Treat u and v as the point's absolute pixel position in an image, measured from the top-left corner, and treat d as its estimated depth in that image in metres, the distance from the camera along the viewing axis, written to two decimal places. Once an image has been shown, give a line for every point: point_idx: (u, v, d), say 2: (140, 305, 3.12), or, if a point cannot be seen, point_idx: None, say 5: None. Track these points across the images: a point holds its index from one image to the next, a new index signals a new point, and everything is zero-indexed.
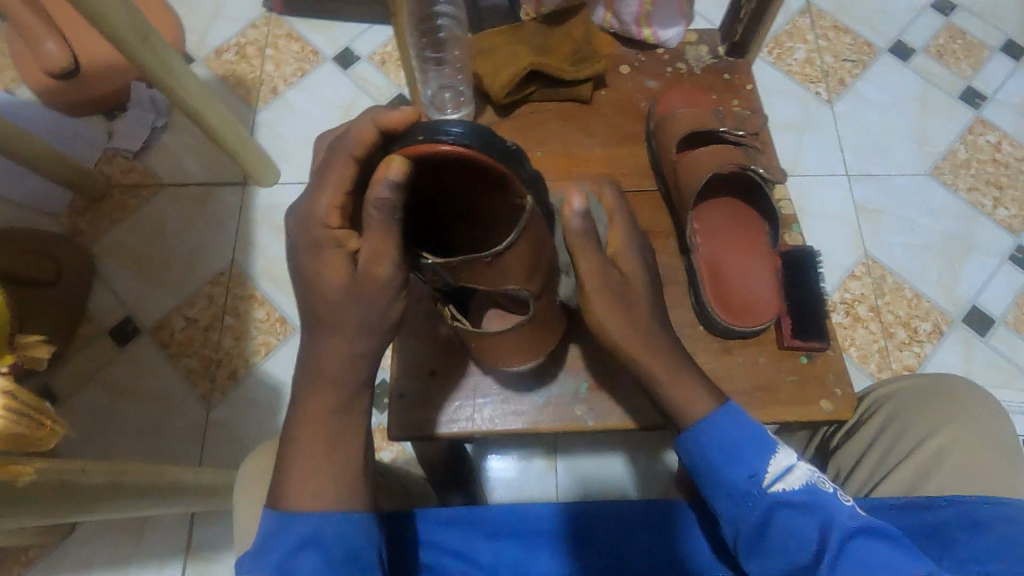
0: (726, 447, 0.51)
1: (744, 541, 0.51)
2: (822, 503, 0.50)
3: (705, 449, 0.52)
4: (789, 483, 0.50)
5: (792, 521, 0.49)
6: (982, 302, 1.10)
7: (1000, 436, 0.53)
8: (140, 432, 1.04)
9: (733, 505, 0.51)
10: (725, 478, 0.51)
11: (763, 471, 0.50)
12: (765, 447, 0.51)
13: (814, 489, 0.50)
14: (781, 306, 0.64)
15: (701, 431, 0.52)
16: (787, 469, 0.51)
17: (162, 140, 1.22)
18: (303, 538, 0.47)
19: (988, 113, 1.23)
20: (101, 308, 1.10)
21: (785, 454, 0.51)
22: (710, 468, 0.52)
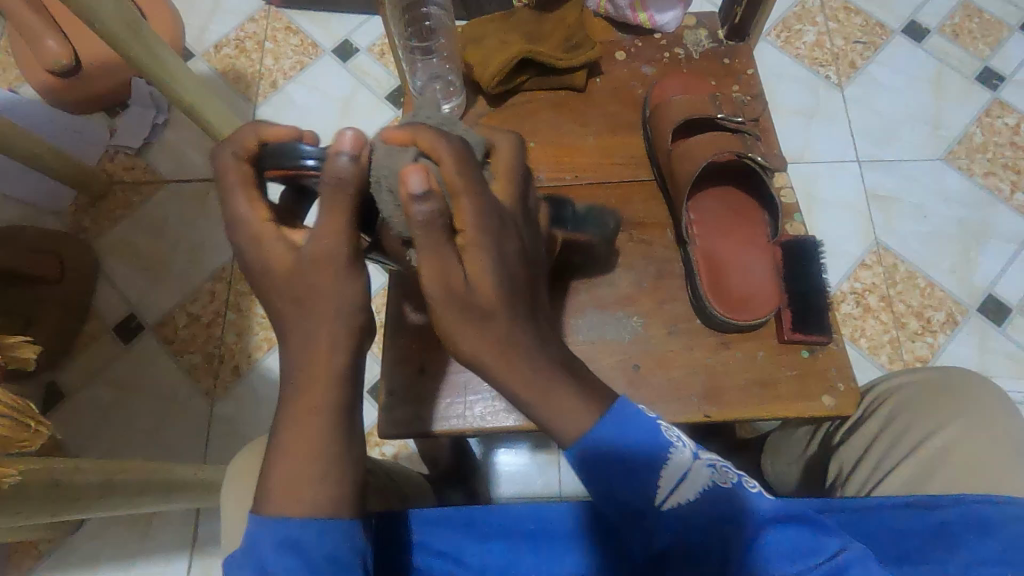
0: (619, 442, 0.45)
1: (654, 545, 0.47)
2: (731, 505, 0.46)
3: (608, 454, 0.44)
4: (693, 484, 0.45)
5: (705, 525, 0.45)
6: (998, 290, 1.06)
7: (1010, 432, 0.51)
8: (144, 428, 1.04)
9: (641, 518, 0.46)
10: (629, 489, 0.45)
11: (666, 469, 0.45)
12: (660, 452, 0.45)
13: (715, 487, 0.46)
14: (780, 298, 0.62)
15: (595, 443, 0.44)
16: (686, 470, 0.46)
17: (163, 137, 1.22)
18: (282, 544, 0.42)
19: (1007, 95, 1.19)
20: (105, 305, 1.11)
21: (684, 451, 0.46)
22: (614, 479, 0.45)
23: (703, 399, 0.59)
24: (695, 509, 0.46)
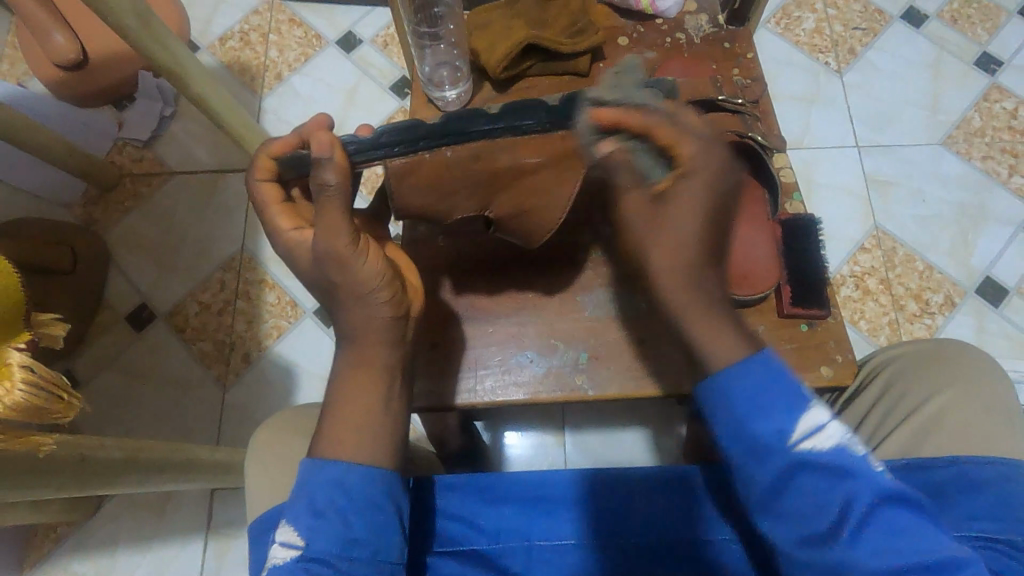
0: (753, 389, 0.47)
1: (759, 497, 0.47)
2: (854, 468, 0.45)
3: (731, 397, 0.48)
4: (818, 441, 0.46)
5: (826, 488, 0.45)
6: (996, 272, 1.08)
7: (1000, 399, 0.53)
8: (158, 414, 1.07)
9: (751, 459, 0.47)
10: (762, 433, 0.47)
11: (792, 428, 0.46)
12: (799, 401, 0.47)
13: (846, 452, 0.46)
14: (780, 273, 0.63)
15: (734, 376, 0.48)
16: (821, 426, 0.46)
17: (170, 129, 1.24)
18: (333, 481, 0.47)
19: (1005, 79, 1.20)
20: (117, 295, 1.13)
21: (819, 413, 0.47)
22: (737, 420, 0.47)
23: None
24: (816, 471, 0.46)
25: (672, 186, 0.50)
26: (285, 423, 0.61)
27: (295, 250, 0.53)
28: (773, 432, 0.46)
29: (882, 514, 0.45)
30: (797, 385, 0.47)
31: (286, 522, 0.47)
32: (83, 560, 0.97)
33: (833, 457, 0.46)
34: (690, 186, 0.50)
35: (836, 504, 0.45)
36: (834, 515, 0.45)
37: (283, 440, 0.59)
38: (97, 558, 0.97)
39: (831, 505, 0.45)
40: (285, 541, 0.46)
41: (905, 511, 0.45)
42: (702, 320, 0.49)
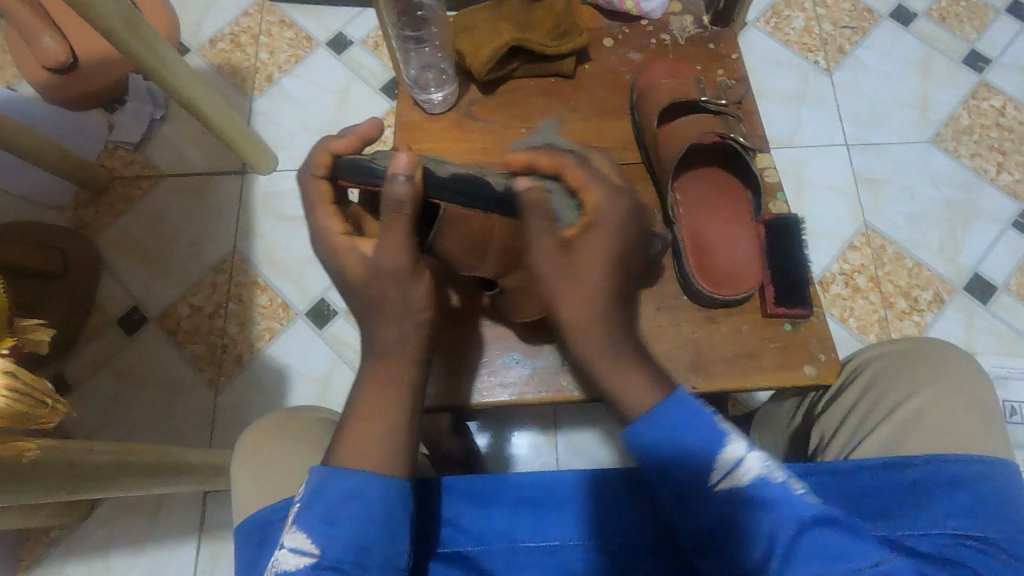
0: (670, 431, 0.49)
1: (697, 533, 0.48)
2: (776, 498, 0.46)
3: (648, 440, 0.50)
4: (738, 475, 0.47)
5: (756, 520, 0.46)
6: (985, 269, 1.08)
7: (978, 396, 0.53)
8: (151, 417, 1.07)
9: (683, 498, 0.49)
10: (678, 470, 0.49)
11: (710, 464, 0.48)
12: (713, 437, 0.48)
13: (766, 483, 0.46)
14: (763, 273, 0.64)
15: (647, 422, 0.50)
16: (738, 460, 0.47)
17: (161, 132, 1.24)
18: (348, 492, 0.48)
19: (993, 76, 1.20)
20: (109, 298, 1.13)
21: (735, 445, 0.48)
22: (664, 462, 0.49)
23: (692, 372, 0.62)
24: (740, 504, 0.47)
25: (579, 235, 0.51)
26: (274, 426, 0.61)
27: (343, 254, 0.51)
28: (694, 465, 0.48)
29: (811, 538, 0.45)
30: (709, 420, 0.49)
31: (296, 528, 0.47)
32: (76, 564, 0.97)
33: (750, 492, 0.47)
34: (596, 233, 0.51)
35: (767, 536, 0.46)
36: (763, 547, 0.46)
37: (272, 443, 0.59)
38: (91, 561, 0.97)
39: (764, 535, 0.46)
40: (296, 548, 0.46)
41: (833, 534, 0.45)
42: (611, 354, 0.52)
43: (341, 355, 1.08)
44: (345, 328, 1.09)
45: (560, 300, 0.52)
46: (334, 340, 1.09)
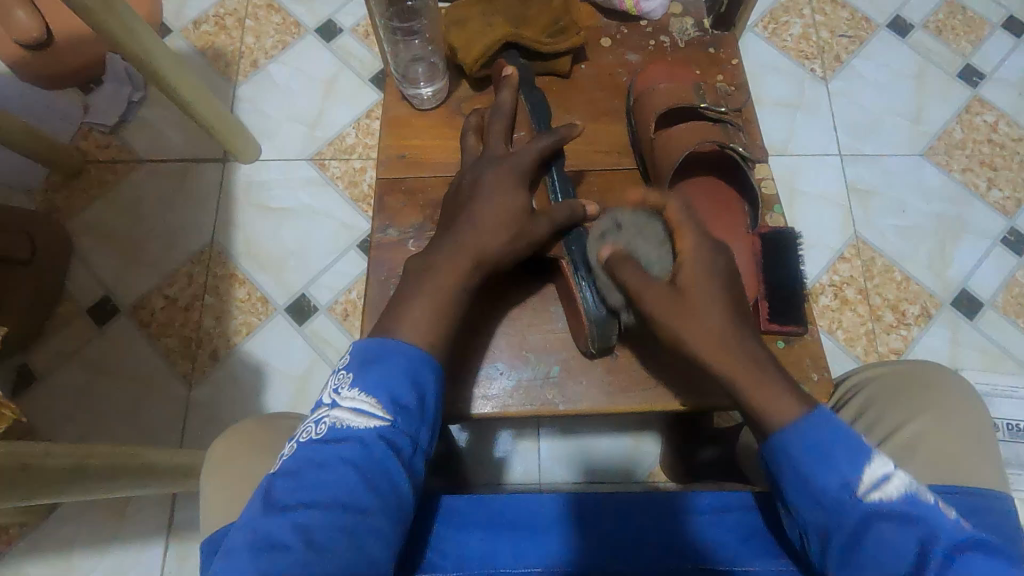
0: (821, 448, 0.47)
1: (833, 551, 0.46)
2: (918, 515, 0.44)
3: (797, 453, 0.47)
4: (887, 493, 0.45)
5: (890, 534, 0.44)
6: (972, 285, 1.08)
7: (975, 425, 0.52)
8: (119, 411, 1.03)
9: (821, 512, 0.46)
10: (834, 491, 0.46)
11: (857, 479, 0.45)
12: (862, 452, 0.46)
13: (915, 501, 0.44)
14: (758, 289, 0.62)
15: (795, 431, 0.48)
16: (884, 477, 0.45)
17: (139, 115, 1.19)
18: (408, 367, 0.49)
19: (987, 92, 1.20)
20: (79, 287, 1.09)
21: (882, 462, 0.46)
22: (805, 475, 0.47)
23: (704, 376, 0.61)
24: (885, 520, 0.44)
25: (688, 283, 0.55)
26: (249, 434, 0.58)
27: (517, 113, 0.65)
28: (837, 484, 0.46)
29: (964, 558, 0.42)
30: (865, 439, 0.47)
31: (357, 390, 0.48)
32: (37, 562, 0.93)
33: (901, 506, 0.44)
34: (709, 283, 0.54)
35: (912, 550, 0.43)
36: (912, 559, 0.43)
37: (244, 450, 0.57)
38: (53, 561, 0.93)
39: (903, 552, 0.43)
40: (359, 408, 0.47)
41: (983, 558, 0.42)
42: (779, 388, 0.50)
43: (321, 353, 1.05)
44: (326, 325, 1.06)
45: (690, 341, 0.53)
46: (314, 338, 1.05)
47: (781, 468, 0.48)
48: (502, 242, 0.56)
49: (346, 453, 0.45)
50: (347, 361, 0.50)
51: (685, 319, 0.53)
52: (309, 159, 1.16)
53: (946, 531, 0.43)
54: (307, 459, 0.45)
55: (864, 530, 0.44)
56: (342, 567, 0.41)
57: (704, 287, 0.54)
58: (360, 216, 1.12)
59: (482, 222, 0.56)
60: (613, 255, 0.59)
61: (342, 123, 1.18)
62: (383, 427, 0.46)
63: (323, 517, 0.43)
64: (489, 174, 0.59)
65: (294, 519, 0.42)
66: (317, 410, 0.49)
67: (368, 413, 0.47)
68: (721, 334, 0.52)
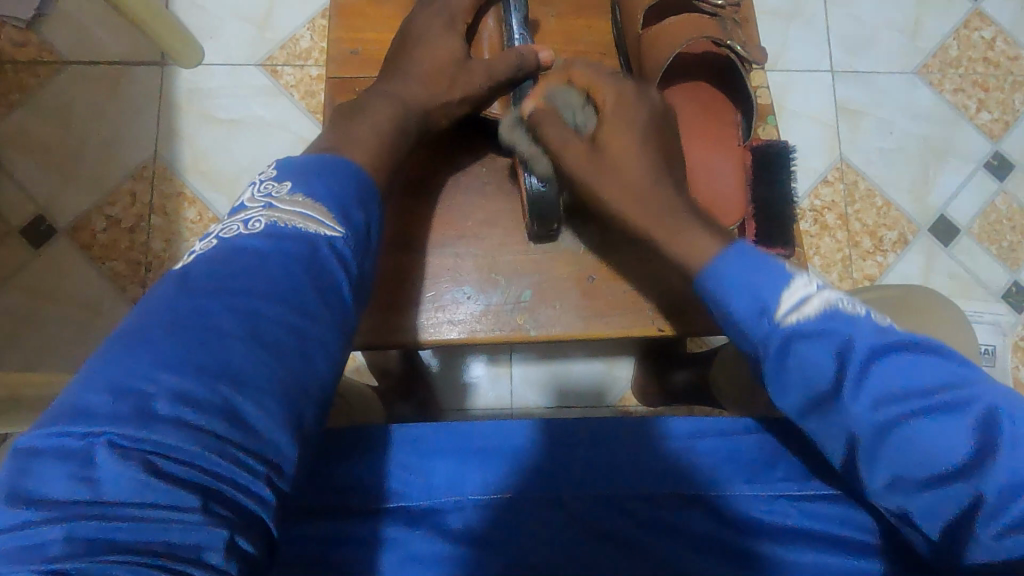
0: (749, 273, 0.40)
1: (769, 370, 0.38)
2: (841, 325, 0.36)
3: (723, 278, 0.41)
4: (807, 312, 0.37)
5: (811, 350, 0.36)
6: (951, 211, 1.07)
7: (966, 350, 0.52)
8: (63, 338, 0.96)
9: (758, 319, 0.39)
10: (761, 321, 0.38)
11: (776, 299, 0.38)
12: (778, 275, 0.39)
13: (836, 313, 0.37)
14: (746, 208, 0.59)
15: (725, 258, 0.41)
16: (807, 295, 0.38)
17: (58, 7, 1.04)
18: (351, 181, 0.41)
19: (989, 5, 1.13)
20: (8, 204, 0.99)
21: (801, 283, 0.39)
22: (727, 305, 0.41)
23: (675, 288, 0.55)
24: (811, 339, 0.36)
25: (603, 134, 0.50)
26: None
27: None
28: (749, 309, 0.39)
29: (889, 356, 0.35)
30: (783, 262, 0.40)
31: (294, 192, 0.38)
32: None
33: (829, 314, 0.37)
34: (622, 137, 0.50)
35: (833, 364, 0.36)
36: (832, 375, 0.36)
37: None
38: None
39: (825, 369, 0.36)
40: (298, 212, 0.37)
41: (917, 355, 0.35)
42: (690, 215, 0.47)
43: None
44: None
45: (609, 188, 0.49)
46: None
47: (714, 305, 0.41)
48: (444, 87, 0.53)
49: (272, 255, 0.35)
50: (276, 168, 0.40)
51: (606, 168, 0.49)
52: (260, 65, 1.04)
53: (864, 334, 0.36)
54: (225, 249, 0.36)
55: (788, 346, 0.37)
56: (279, 358, 0.32)
57: (617, 127, 0.50)
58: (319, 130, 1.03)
59: (420, 69, 0.53)
60: (535, 112, 0.52)
61: (295, 24, 1.06)
62: (336, 242, 0.37)
63: (248, 303, 0.33)
64: (422, 21, 0.56)
65: (208, 299, 0.33)
66: (240, 212, 0.39)
67: (311, 219, 0.37)
68: (646, 196, 0.48)
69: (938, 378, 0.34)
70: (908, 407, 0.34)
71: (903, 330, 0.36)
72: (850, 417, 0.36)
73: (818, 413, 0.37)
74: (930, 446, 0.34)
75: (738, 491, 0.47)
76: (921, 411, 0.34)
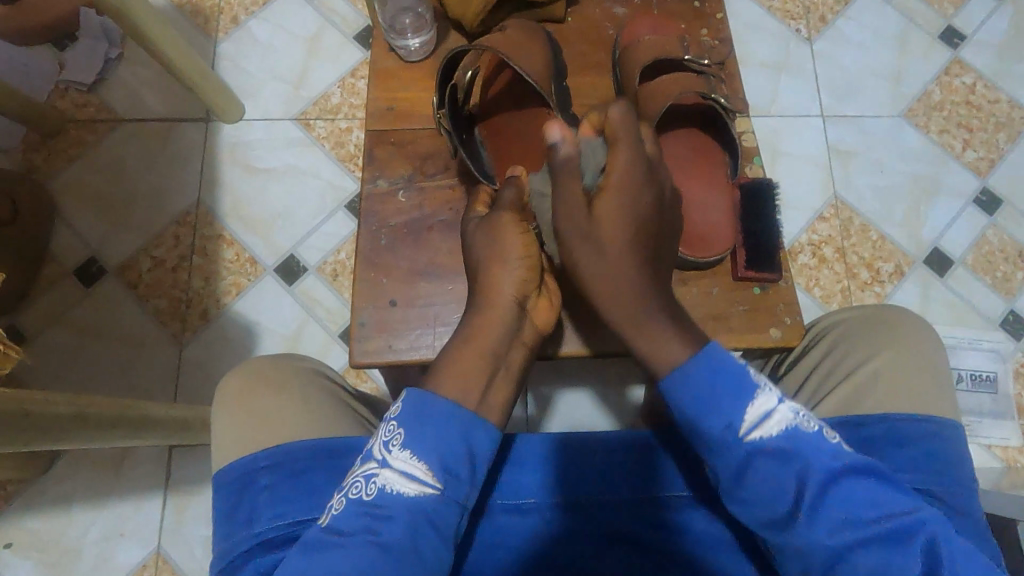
0: (712, 388, 0.48)
1: (726, 482, 0.48)
2: (797, 449, 0.46)
3: (682, 398, 0.50)
4: (767, 430, 0.47)
5: (768, 471, 0.46)
6: (944, 243, 1.12)
7: (934, 360, 0.57)
8: (109, 371, 1.03)
9: (712, 451, 0.49)
10: (716, 440, 0.48)
11: (739, 420, 0.47)
12: (744, 394, 0.47)
13: (796, 434, 0.46)
14: (736, 237, 0.66)
15: (681, 376, 0.50)
16: (770, 413, 0.47)
17: (116, 72, 1.16)
18: (442, 418, 0.48)
19: (967, 54, 1.22)
20: (64, 248, 1.08)
21: (765, 399, 0.47)
22: (691, 418, 0.49)
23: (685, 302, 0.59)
24: (769, 457, 0.46)
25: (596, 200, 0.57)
26: (256, 372, 0.59)
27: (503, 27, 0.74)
28: (717, 428, 0.48)
29: (837, 485, 0.45)
30: (748, 374, 0.48)
31: (407, 452, 0.47)
32: (35, 517, 0.96)
33: (783, 441, 0.46)
34: (612, 195, 0.56)
35: (791, 487, 0.46)
36: (790, 497, 0.46)
37: (251, 397, 0.57)
38: (52, 515, 0.96)
39: (785, 489, 0.46)
40: (407, 472, 0.46)
41: (864, 481, 0.46)
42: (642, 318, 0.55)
43: (311, 311, 1.06)
44: (317, 286, 1.07)
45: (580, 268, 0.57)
46: (303, 297, 1.06)
47: (677, 409, 0.50)
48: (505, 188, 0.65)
49: (393, 515, 0.45)
50: (401, 404, 0.49)
51: (588, 258, 0.57)
52: (294, 119, 1.15)
53: (821, 460, 0.46)
54: (353, 518, 0.45)
55: (747, 469, 0.47)
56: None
57: (612, 192, 0.56)
58: (347, 176, 1.12)
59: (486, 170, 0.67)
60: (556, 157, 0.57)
61: (326, 83, 1.17)
62: (434, 497, 0.46)
63: (384, 536, 0.44)
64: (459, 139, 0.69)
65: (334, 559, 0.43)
66: (364, 462, 0.48)
67: (417, 480, 0.46)
68: (611, 265, 0.56)
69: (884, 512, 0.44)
70: (861, 534, 0.44)
71: (853, 454, 0.46)
72: (809, 545, 0.45)
73: (773, 530, 0.47)
74: (870, 574, 0.43)
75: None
76: (869, 540, 0.44)
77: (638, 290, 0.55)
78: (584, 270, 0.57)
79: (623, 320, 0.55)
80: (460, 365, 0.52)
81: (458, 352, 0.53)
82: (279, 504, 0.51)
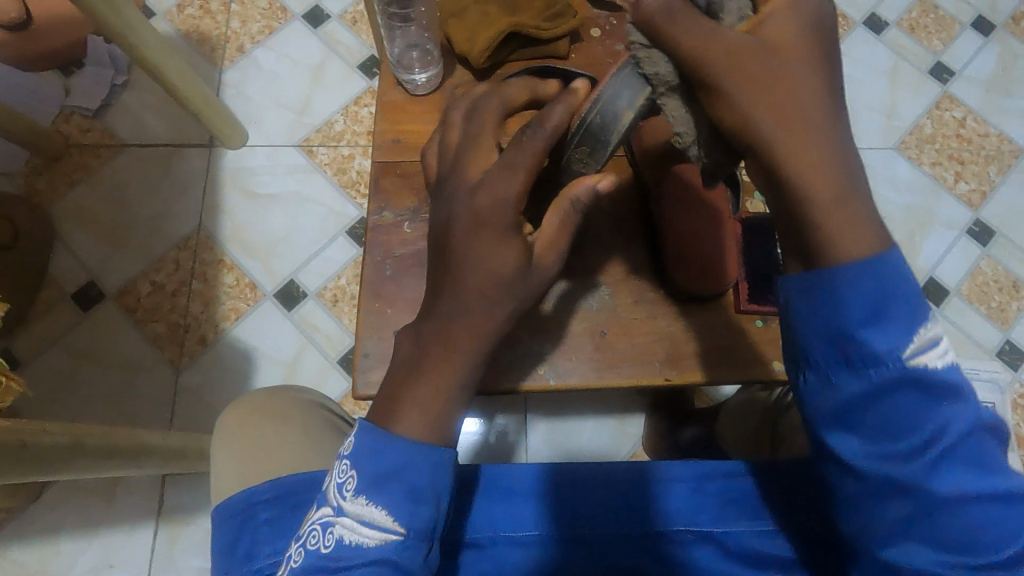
0: (881, 297, 0.41)
1: (841, 409, 0.43)
2: (948, 389, 0.43)
3: (843, 299, 0.41)
4: (930, 359, 0.42)
5: (910, 401, 0.42)
6: (939, 274, 1.13)
7: None
8: (105, 397, 1.02)
9: (846, 369, 0.42)
10: (869, 356, 0.41)
11: (908, 342, 0.41)
12: (917, 316, 0.42)
13: (952, 372, 0.43)
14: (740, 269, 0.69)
15: (853, 274, 0.41)
16: (930, 342, 0.43)
17: (122, 98, 1.18)
18: (394, 467, 0.44)
19: (956, 88, 1.25)
20: (63, 272, 1.08)
21: (934, 326, 0.43)
22: (841, 323, 0.42)
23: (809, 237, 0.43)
24: (921, 389, 0.42)
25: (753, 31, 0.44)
26: (256, 403, 0.58)
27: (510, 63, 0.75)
28: (878, 344, 0.41)
29: (968, 441, 0.43)
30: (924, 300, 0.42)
31: (360, 497, 0.44)
32: (23, 546, 0.93)
33: (941, 375, 0.42)
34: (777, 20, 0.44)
35: (924, 428, 0.42)
36: (914, 443, 0.42)
37: (253, 426, 0.57)
38: (41, 544, 0.94)
39: (920, 424, 0.42)
40: (363, 519, 0.44)
41: (989, 440, 0.44)
42: (827, 192, 0.42)
43: (309, 336, 1.05)
44: (316, 311, 1.07)
45: (746, 120, 0.43)
46: (303, 323, 1.06)
47: (817, 311, 0.42)
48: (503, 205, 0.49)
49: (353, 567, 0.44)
50: (351, 447, 0.45)
51: (771, 102, 0.42)
52: (297, 146, 1.16)
53: (963, 411, 0.43)
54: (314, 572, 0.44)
55: (882, 395, 0.42)
56: None
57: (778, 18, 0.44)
58: (349, 203, 1.13)
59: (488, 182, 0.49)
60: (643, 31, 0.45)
61: (329, 110, 1.18)
62: (395, 543, 0.44)
63: None
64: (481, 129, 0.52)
65: None
66: (322, 508, 0.45)
67: (374, 526, 0.44)
68: (786, 107, 0.42)
69: (999, 476, 0.43)
70: (979, 491, 0.42)
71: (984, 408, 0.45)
72: (927, 490, 0.42)
73: (883, 471, 0.43)
74: (974, 529, 0.42)
75: (736, 528, 0.55)
76: (976, 498, 0.42)
77: (826, 145, 0.42)
78: (756, 116, 0.42)
79: (825, 202, 0.42)
80: (432, 386, 0.46)
81: (429, 371, 0.47)
82: (280, 536, 0.50)
